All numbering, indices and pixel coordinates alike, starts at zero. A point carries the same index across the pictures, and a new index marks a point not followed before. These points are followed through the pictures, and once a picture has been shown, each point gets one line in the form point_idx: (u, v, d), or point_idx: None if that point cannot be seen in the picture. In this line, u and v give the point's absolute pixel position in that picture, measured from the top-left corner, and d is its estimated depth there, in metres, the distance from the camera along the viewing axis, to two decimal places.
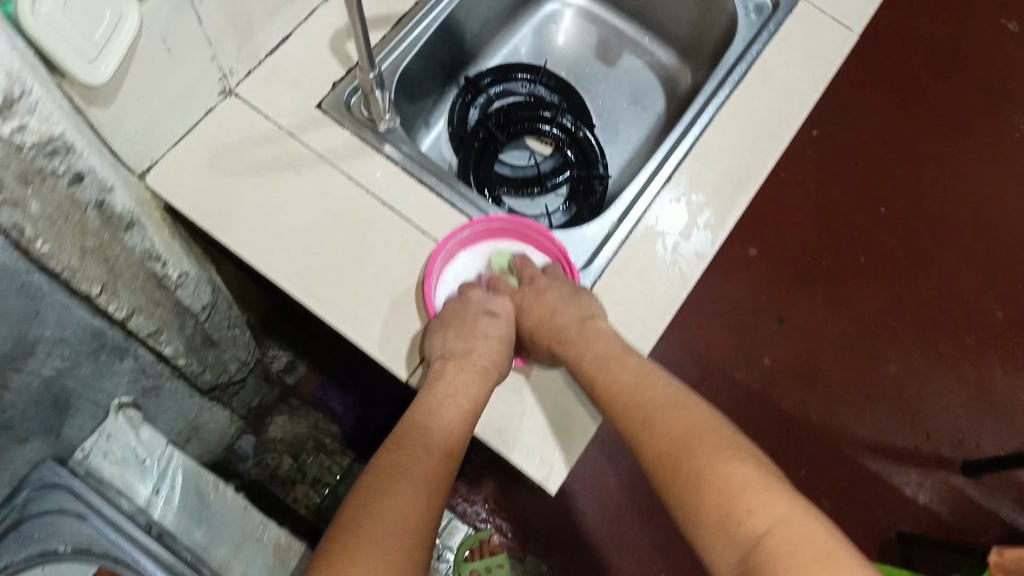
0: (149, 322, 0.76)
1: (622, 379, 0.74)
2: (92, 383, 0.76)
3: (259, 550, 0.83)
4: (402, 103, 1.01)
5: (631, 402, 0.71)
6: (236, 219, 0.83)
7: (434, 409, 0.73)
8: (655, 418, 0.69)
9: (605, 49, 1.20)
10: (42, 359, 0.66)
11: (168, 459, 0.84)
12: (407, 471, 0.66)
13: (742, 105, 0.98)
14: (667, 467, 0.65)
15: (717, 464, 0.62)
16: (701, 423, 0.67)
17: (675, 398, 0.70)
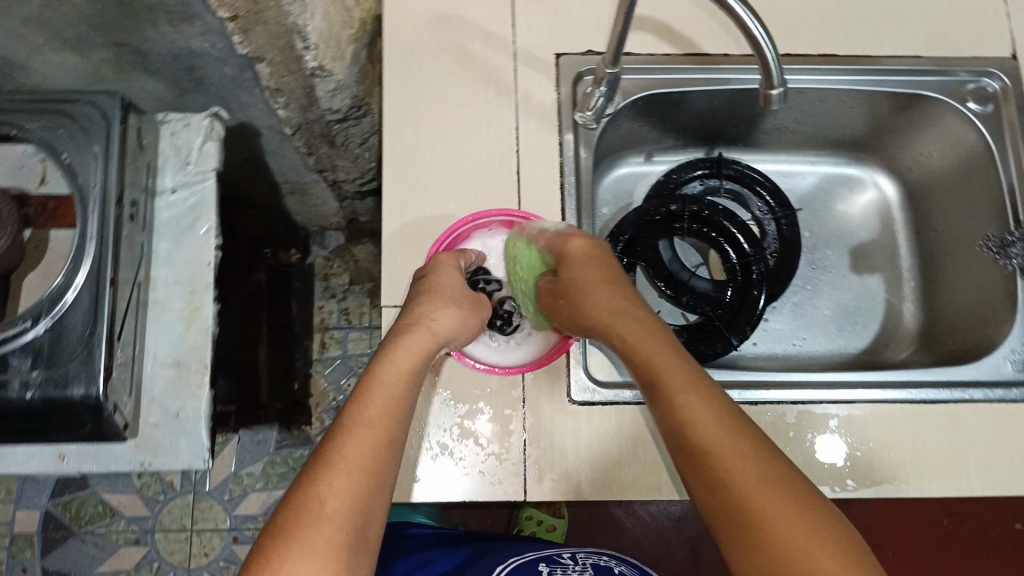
0: (269, 79, 0.79)
1: (667, 368, 0.63)
2: (218, 74, 0.80)
3: (183, 303, 0.85)
4: (639, 121, 0.94)
5: (671, 395, 0.61)
6: (408, 72, 0.84)
7: (383, 372, 0.64)
8: (690, 402, 0.60)
9: (868, 252, 1.00)
10: (194, 32, 0.71)
11: (202, 179, 0.87)
12: (376, 418, 0.60)
13: (895, 422, 0.81)
14: (717, 488, 0.56)
15: (750, 469, 0.56)
16: (735, 431, 0.58)
17: (696, 369, 0.63)
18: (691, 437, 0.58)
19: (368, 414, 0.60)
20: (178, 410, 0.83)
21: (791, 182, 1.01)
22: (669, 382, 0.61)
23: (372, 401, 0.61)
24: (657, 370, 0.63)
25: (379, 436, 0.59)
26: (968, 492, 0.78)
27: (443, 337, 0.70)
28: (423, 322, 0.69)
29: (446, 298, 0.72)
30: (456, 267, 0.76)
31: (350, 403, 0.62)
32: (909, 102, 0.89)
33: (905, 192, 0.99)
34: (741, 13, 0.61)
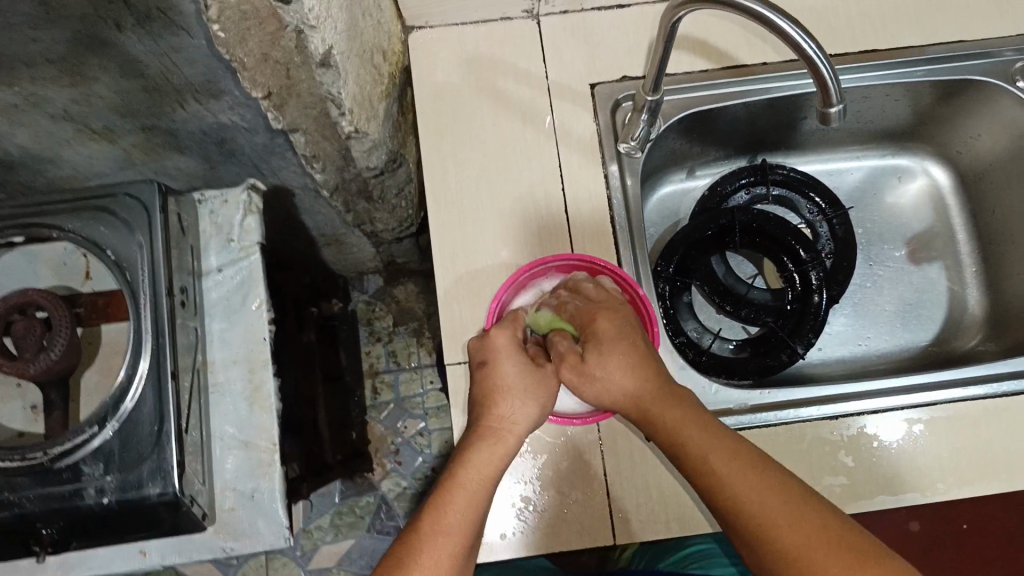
0: (307, 147, 0.78)
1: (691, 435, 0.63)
2: (251, 144, 0.78)
3: (243, 382, 0.83)
4: (680, 139, 0.91)
5: (714, 476, 0.61)
6: (443, 122, 0.82)
7: (463, 479, 0.64)
8: (731, 482, 0.60)
9: (925, 241, 0.97)
10: (222, 108, 0.69)
11: (248, 254, 0.85)
12: (447, 518, 0.62)
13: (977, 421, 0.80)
14: (770, 553, 0.57)
15: (802, 545, 0.55)
16: (781, 503, 0.58)
17: (727, 438, 0.62)
18: (736, 499, 0.59)
19: (446, 524, 0.62)
20: (253, 491, 0.82)
21: (837, 179, 0.99)
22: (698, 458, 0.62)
23: (452, 512, 0.63)
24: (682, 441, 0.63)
25: (456, 547, 0.61)
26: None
27: (517, 424, 0.68)
28: (500, 423, 0.68)
29: (522, 396, 0.69)
30: (518, 347, 0.71)
31: (430, 510, 0.63)
32: (956, 88, 0.86)
33: (956, 176, 0.96)
34: (793, 35, 0.59)
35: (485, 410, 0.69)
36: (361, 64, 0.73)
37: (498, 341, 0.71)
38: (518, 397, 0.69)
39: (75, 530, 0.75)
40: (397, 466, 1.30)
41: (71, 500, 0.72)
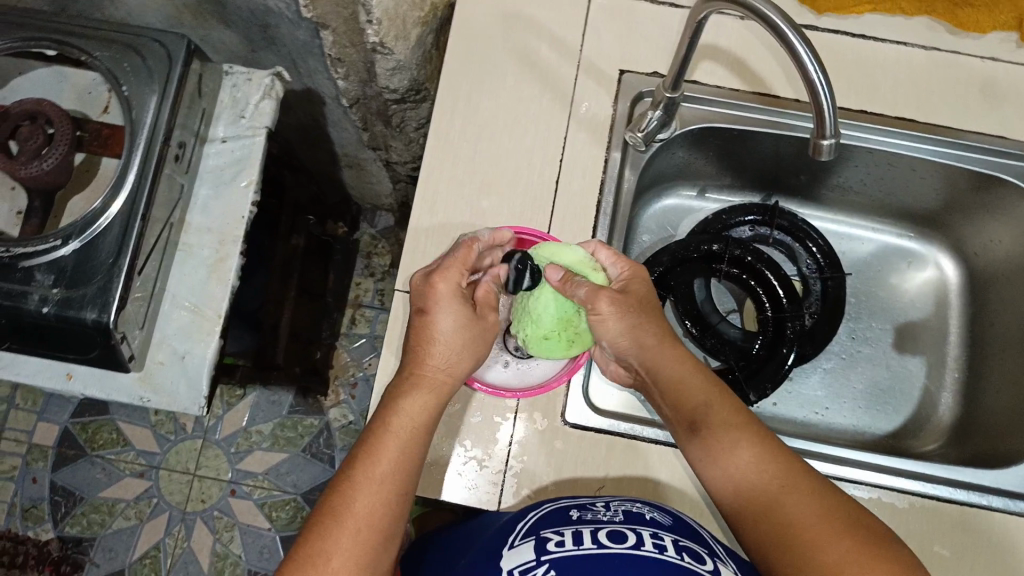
0: (334, 48, 0.80)
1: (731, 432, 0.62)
2: (290, 32, 0.81)
3: (211, 251, 0.86)
4: (697, 154, 0.91)
5: (736, 455, 0.60)
6: (470, 65, 0.83)
7: (394, 424, 0.61)
8: (752, 463, 0.60)
9: (914, 331, 0.94)
10: None
11: (253, 134, 0.88)
12: (386, 451, 0.60)
13: (905, 521, 0.75)
14: (784, 532, 0.56)
15: (826, 526, 0.56)
16: (802, 485, 0.58)
17: (749, 420, 0.63)
18: (735, 468, 0.60)
19: (376, 472, 0.59)
20: (186, 352, 0.84)
21: (846, 245, 0.97)
22: (736, 454, 0.61)
23: (383, 461, 0.59)
24: (724, 433, 0.62)
25: (388, 494, 0.58)
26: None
27: (451, 363, 0.64)
28: (439, 371, 0.64)
29: (460, 347, 0.65)
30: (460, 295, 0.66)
31: (358, 458, 0.60)
32: (984, 182, 0.83)
33: (965, 276, 0.94)
34: (800, 53, 0.57)
35: (424, 359, 0.64)
36: None
37: (440, 290, 0.65)
38: (444, 336, 0.64)
39: (8, 330, 0.77)
40: (350, 398, 1.35)
41: (16, 300, 0.74)
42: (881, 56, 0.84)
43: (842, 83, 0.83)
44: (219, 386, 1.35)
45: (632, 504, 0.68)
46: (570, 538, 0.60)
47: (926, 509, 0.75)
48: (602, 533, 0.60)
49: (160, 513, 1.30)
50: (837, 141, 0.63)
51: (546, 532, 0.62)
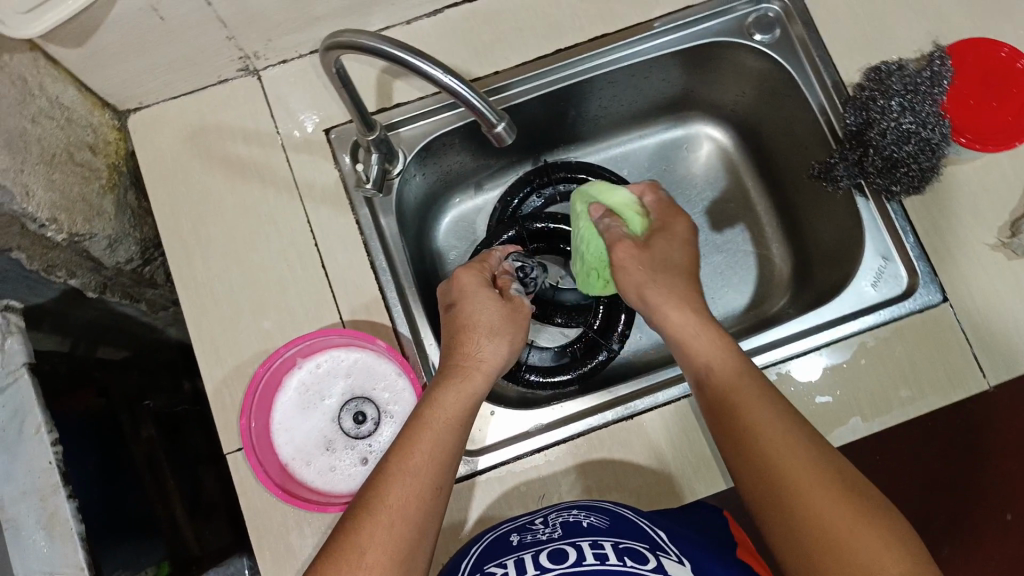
0: (32, 262, 0.73)
1: (722, 360, 0.62)
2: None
3: (39, 513, 0.80)
4: (448, 162, 0.89)
5: (724, 385, 0.60)
6: (182, 203, 0.79)
7: (429, 421, 0.60)
8: (740, 391, 0.59)
9: (724, 207, 0.95)
10: None
11: (14, 379, 0.81)
12: (414, 472, 0.56)
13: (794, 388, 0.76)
14: (759, 458, 0.56)
15: (802, 455, 0.55)
16: (786, 421, 0.57)
17: (743, 362, 0.62)
18: (724, 394, 0.60)
19: (409, 464, 0.57)
20: None
21: (626, 162, 0.97)
22: (728, 381, 0.61)
23: (416, 454, 0.58)
24: (702, 354, 0.63)
25: (417, 490, 0.56)
26: (865, 431, 0.74)
27: (485, 370, 0.65)
28: (481, 356, 0.65)
29: (495, 335, 0.66)
30: (485, 286, 0.69)
31: (395, 449, 0.58)
32: (698, 53, 0.84)
33: (737, 135, 0.95)
34: (425, 68, 0.56)
35: (463, 345, 0.65)
36: (53, 168, 0.69)
37: (468, 281, 0.69)
38: (485, 310, 0.66)
39: None
40: None
41: None
42: None
43: (526, 34, 0.82)
44: None
45: (566, 512, 0.65)
46: (513, 567, 0.56)
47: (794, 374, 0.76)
48: (542, 556, 0.55)
49: None
50: (510, 120, 0.61)
51: (490, 567, 0.57)
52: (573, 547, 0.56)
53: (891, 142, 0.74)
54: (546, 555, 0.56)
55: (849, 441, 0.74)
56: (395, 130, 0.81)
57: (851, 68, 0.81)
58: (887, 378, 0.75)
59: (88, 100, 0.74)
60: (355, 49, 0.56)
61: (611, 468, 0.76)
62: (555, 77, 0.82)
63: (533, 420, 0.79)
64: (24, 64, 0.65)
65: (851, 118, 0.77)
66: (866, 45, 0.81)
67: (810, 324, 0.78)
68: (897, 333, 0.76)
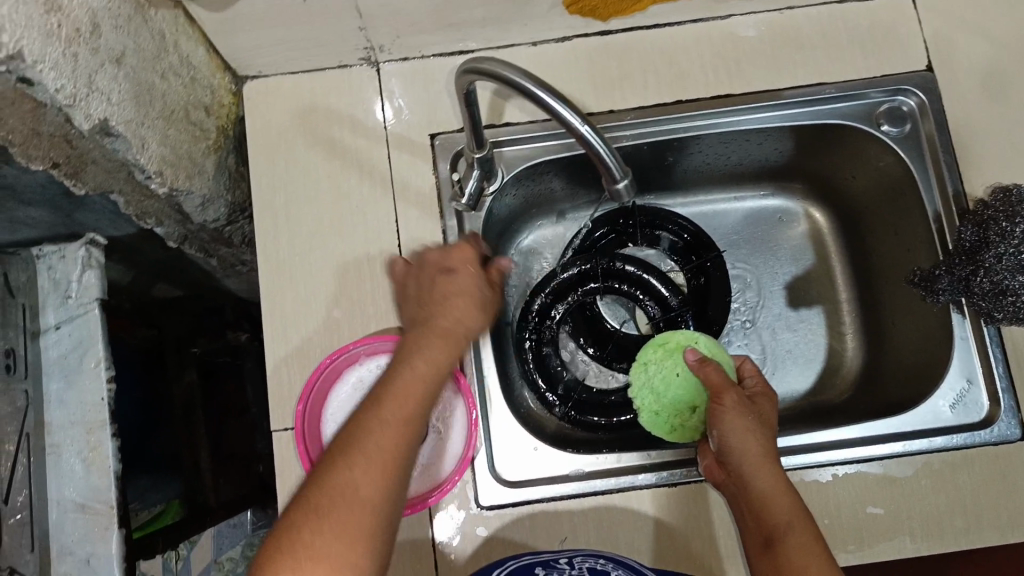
0: (129, 207, 0.75)
1: (765, 479, 0.65)
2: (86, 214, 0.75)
3: (82, 443, 0.83)
4: (540, 187, 0.88)
5: (757, 501, 0.65)
6: (278, 176, 0.79)
7: (410, 380, 0.57)
8: (765, 509, 0.64)
9: (805, 287, 0.93)
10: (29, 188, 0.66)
11: (85, 310, 0.85)
12: (389, 416, 0.54)
13: (850, 493, 0.73)
14: (777, 570, 0.61)
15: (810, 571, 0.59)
16: (802, 540, 0.61)
17: (777, 477, 0.65)
18: (756, 507, 0.65)
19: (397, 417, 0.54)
20: (89, 556, 0.81)
21: (716, 221, 0.95)
22: (764, 494, 0.64)
23: (395, 420, 0.54)
24: (752, 474, 0.66)
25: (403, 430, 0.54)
26: (912, 554, 0.71)
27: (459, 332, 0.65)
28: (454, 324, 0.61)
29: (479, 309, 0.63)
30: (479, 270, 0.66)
31: (374, 397, 0.55)
32: (816, 131, 0.83)
33: (836, 219, 0.93)
34: (566, 115, 0.54)
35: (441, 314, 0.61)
36: (169, 124, 0.71)
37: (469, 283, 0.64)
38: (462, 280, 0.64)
39: None
40: None
41: None
42: (679, 39, 0.81)
43: (650, 78, 0.81)
44: None
45: (594, 559, 0.68)
46: None
47: (850, 477, 0.73)
48: None
49: None
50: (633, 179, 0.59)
51: None
52: None
53: (1007, 270, 0.71)
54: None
55: (892, 557, 0.71)
56: (499, 148, 0.81)
57: (973, 181, 0.78)
58: (945, 501, 0.72)
59: (213, 61, 0.75)
60: (492, 77, 0.55)
61: (647, 526, 0.75)
62: (667, 126, 0.80)
63: (572, 463, 0.77)
64: (166, 21, 0.67)
65: (967, 234, 0.74)
66: (993, 161, 0.78)
67: (877, 431, 0.75)
68: (967, 462, 0.73)
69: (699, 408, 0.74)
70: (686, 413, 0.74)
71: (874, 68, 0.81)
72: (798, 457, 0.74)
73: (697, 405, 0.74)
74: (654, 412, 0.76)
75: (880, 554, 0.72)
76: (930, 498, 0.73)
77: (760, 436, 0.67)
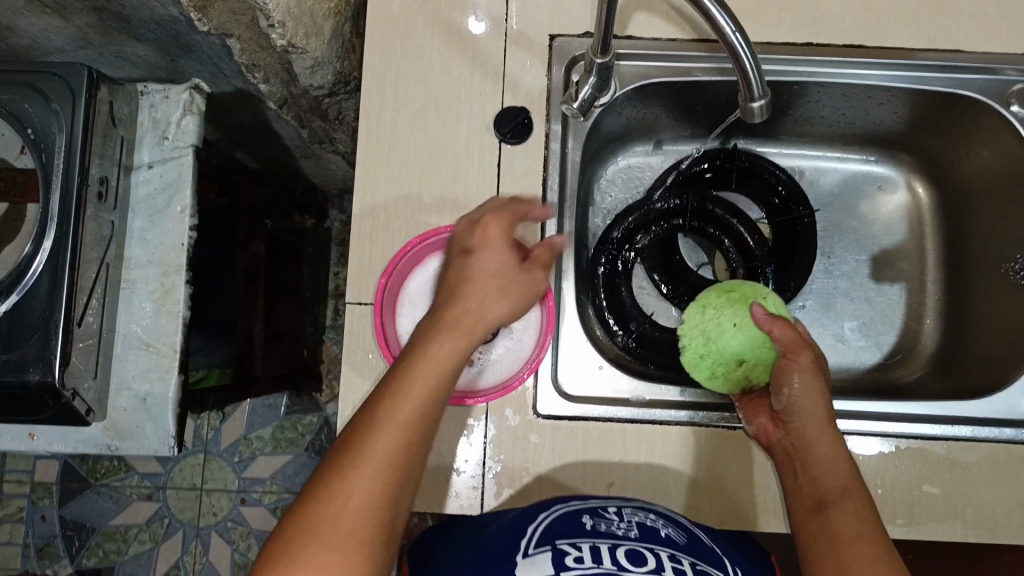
0: (243, 55, 0.75)
1: (826, 445, 0.64)
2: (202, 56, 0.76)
3: (155, 283, 0.87)
4: (647, 111, 0.86)
5: (813, 463, 0.63)
6: (393, 50, 0.78)
7: (438, 348, 0.52)
8: (819, 469, 0.63)
9: (892, 262, 0.91)
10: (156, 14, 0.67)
11: (178, 155, 0.87)
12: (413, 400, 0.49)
13: (907, 467, 0.72)
14: (823, 527, 0.59)
15: (859, 530, 0.57)
16: (856, 503, 0.59)
17: (838, 445, 0.65)
18: (811, 468, 0.63)
19: (435, 365, 0.51)
20: (146, 394, 0.86)
21: (814, 179, 0.93)
22: (824, 458, 0.63)
23: (414, 400, 0.49)
24: (814, 438, 0.65)
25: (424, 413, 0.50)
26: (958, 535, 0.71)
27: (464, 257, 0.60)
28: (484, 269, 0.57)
29: (507, 293, 0.57)
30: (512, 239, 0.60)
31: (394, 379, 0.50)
32: (943, 100, 0.79)
33: (939, 198, 0.90)
34: (720, 20, 0.55)
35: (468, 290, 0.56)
36: None
37: (494, 233, 0.60)
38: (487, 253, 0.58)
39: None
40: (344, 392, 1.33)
41: None
42: None
43: (784, 15, 0.78)
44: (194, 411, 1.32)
45: (644, 513, 0.61)
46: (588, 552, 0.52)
47: (910, 452, 0.73)
48: (620, 550, 0.52)
49: (172, 532, 1.31)
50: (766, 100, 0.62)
51: (563, 542, 0.54)
52: (653, 554, 0.53)
53: None
54: (623, 551, 0.53)
55: (937, 537, 0.71)
56: (618, 61, 0.79)
57: None
58: (1002, 493, 0.72)
59: None
60: None
61: (698, 465, 0.75)
62: (793, 67, 0.77)
63: (632, 390, 0.79)
64: None
65: None
66: None
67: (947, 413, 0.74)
68: None
69: (746, 363, 0.71)
70: (730, 364, 0.72)
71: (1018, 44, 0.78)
72: (864, 425, 0.74)
73: (746, 360, 0.71)
74: (698, 354, 0.74)
75: (924, 530, 0.71)
76: (988, 487, 0.72)
77: (824, 401, 0.67)
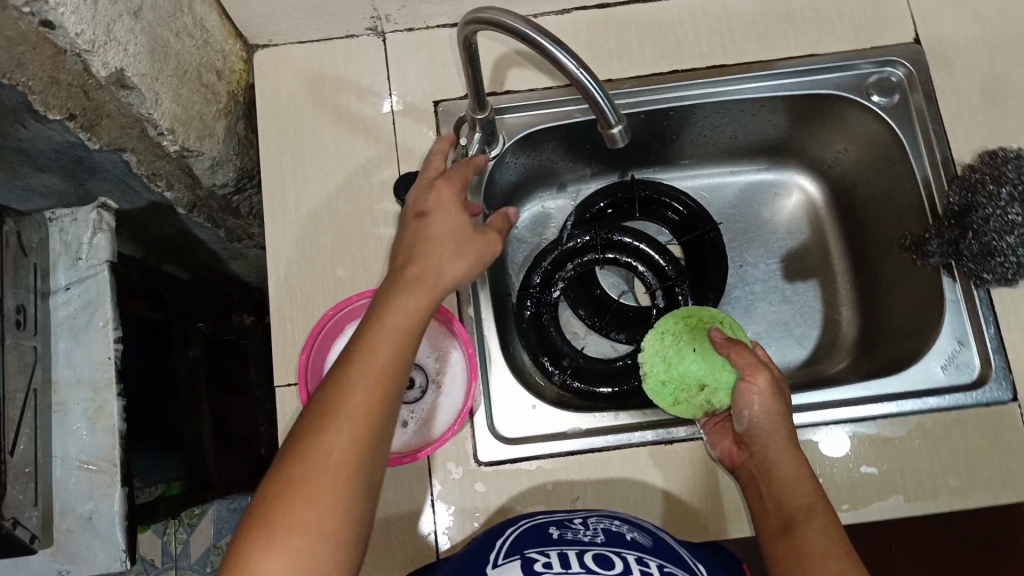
0: (141, 166, 0.77)
1: (790, 465, 0.67)
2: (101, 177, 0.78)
3: (87, 402, 0.85)
4: (542, 158, 0.90)
5: (780, 485, 0.66)
6: (286, 139, 0.82)
7: (372, 345, 0.54)
8: (786, 491, 0.65)
9: (800, 261, 0.95)
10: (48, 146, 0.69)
11: (93, 270, 0.87)
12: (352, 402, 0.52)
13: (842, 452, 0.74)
14: (794, 547, 0.61)
15: (828, 548, 0.60)
16: (823, 520, 0.62)
17: (802, 464, 0.67)
18: (778, 489, 0.66)
19: (372, 367, 0.53)
20: (92, 513, 0.83)
21: (713, 195, 0.97)
22: (788, 479, 0.66)
23: (356, 400, 0.52)
24: (778, 457, 0.67)
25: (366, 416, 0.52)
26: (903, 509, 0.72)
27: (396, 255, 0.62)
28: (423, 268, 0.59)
29: (461, 253, 0.62)
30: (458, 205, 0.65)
31: (325, 393, 0.52)
32: (810, 102, 0.84)
33: (832, 194, 0.95)
34: (563, 60, 0.58)
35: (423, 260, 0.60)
36: (182, 84, 0.73)
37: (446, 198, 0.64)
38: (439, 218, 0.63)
39: None
40: None
41: None
42: (677, 13, 0.84)
43: (650, 49, 0.83)
44: (160, 525, 1.29)
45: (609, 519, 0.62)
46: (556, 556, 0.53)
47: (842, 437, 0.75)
48: (588, 556, 0.53)
49: None
50: (625, 125, 0.64)
51: (531, 550, 0.54)
52: (620, 558, 0.53)
53: (994, 230, 0.74)
54: (591, 557, 0.53)
55: (884, 516, 0.72)
56: (501, 116, 0.83)
57: (961, 149, 0.80)
58: (937, 461, 0.74)
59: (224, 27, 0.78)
60: (493, 26, 0.57)
61: (644, 486, 0.75)
62: (664, 96, 0.82)
63: (571, 423, 0.80)
64: None
65: (954, 197, 0.77)
66: (981, 131, 0.80)
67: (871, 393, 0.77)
68: (957, 421, 0.74)
69: (707, 387, 0.73)
70: (692, 389, 0.74)
71: (865, 42, 0.83)
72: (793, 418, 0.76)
73: (706, 384, 0.73)
74: (662, 380, 0.76)
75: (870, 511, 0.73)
76: (922, 457, 0.74)
77: (786, 420, 0.70)
